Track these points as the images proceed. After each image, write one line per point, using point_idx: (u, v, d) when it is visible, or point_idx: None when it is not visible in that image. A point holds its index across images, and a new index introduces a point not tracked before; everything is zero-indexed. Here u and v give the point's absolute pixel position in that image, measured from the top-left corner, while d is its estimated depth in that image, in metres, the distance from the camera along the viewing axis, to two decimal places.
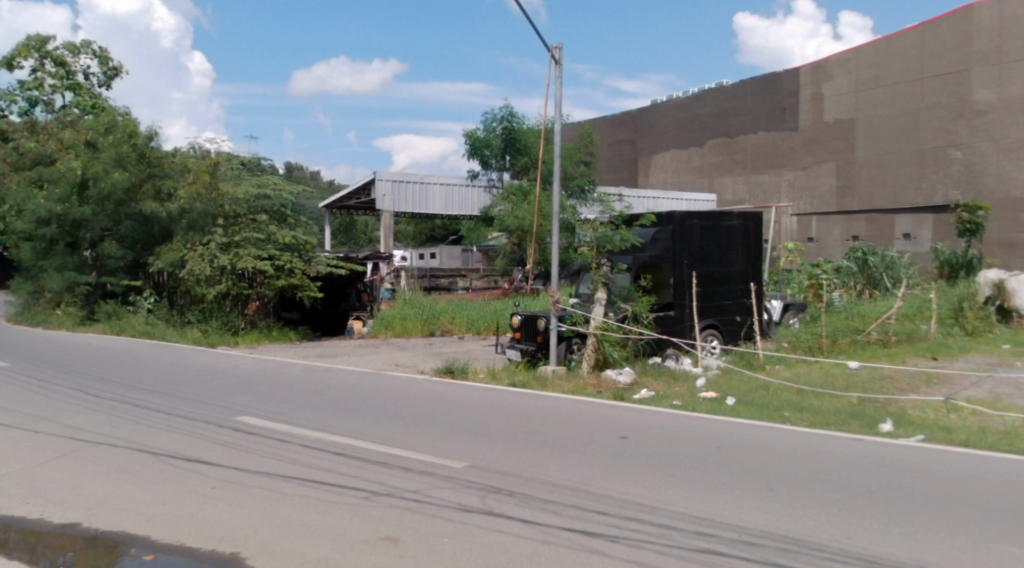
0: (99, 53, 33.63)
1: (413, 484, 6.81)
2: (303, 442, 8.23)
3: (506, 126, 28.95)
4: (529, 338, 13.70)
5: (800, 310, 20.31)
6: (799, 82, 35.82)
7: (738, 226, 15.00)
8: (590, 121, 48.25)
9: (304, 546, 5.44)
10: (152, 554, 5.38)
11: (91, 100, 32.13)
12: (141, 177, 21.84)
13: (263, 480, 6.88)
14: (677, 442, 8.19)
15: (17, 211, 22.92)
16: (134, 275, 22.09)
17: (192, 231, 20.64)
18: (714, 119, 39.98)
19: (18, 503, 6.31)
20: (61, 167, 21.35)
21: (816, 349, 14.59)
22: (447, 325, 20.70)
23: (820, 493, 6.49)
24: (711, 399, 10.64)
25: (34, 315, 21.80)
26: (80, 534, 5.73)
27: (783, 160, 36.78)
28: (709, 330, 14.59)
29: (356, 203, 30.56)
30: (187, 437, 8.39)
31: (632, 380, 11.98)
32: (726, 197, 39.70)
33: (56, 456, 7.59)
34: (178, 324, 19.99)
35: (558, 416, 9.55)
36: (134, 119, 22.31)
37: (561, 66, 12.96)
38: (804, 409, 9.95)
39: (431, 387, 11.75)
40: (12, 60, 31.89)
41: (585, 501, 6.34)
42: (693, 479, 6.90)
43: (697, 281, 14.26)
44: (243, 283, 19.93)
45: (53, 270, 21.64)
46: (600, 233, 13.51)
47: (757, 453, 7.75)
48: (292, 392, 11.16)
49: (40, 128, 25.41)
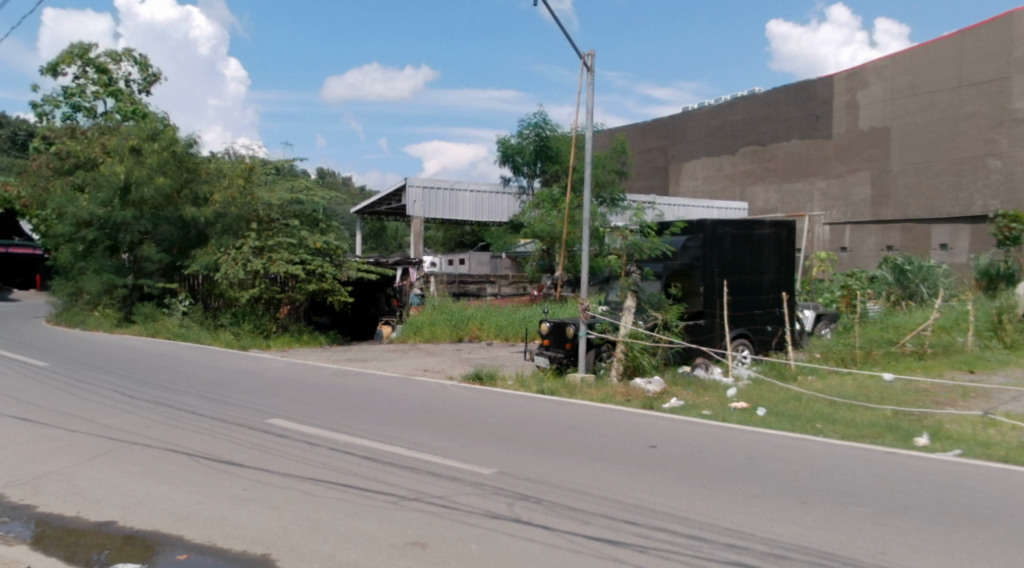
0: (140, 60, 34.31)
1: (442, 489, 6.82)
2: (332, 445, 8.31)
3: (539, 133, 29.05)
4: (557, 345, 13.70)
5: (832, 320, 19.89)
6: (833, 90, 35.45)
7: (770, 235, 14.86)
8: (621, 128, 48.21)
9: (333, 550, 5.49)
10: (186, 554, 5.45)
11: (132, 105, 32.79)
12: (180, 182, 22.29)
13: (294, 483, 6.96)
14: (706, 452, 8.14)
15: (58, 214, 23.43)
16: (170, 277, 22.41)
17: (226, 235, 20.91)
18: (746, 127, 39.67)
19: (57, 501, 6.44)
20: (104, 172, 21.86)
21: (849, 360, 14.45)
22: (476, 330, 20.79)
23: (854, 507, 6.40)
24: (742, 410, 10.53)
25: (73, 316, 22.38)
26: (116, 532, 5.82)
27: (816, 169, 36.40)
28: (740, 340, 14.47)
29: (387, 208, 30.79)
30: (220, 439, 8.51)
31: (662, 389, 11.89)
32: (757, 205, 39.39)
33: (94, 455, 7.73)
34: (212, 327, 20.27)
35: (587, 424, 9.54)
36: (174, 126, 22.87)
37: (593, 73, 12.96)
38: (837, 421, 9.83)
39: (459, 393, 11.79)
40: (56, 67, 32.63)
41: (613, 511, 6.31)
42: (725, 491, 6.83)
43: (729, 289, 14.12)
44: (276, 288, 20.17)
45: (92, 272, 22.08)
46: (630, 241, 13.55)
47: (787, 465, 7.68)
48: (321, 395, 11.26)
49: (81, 133, 25.97)
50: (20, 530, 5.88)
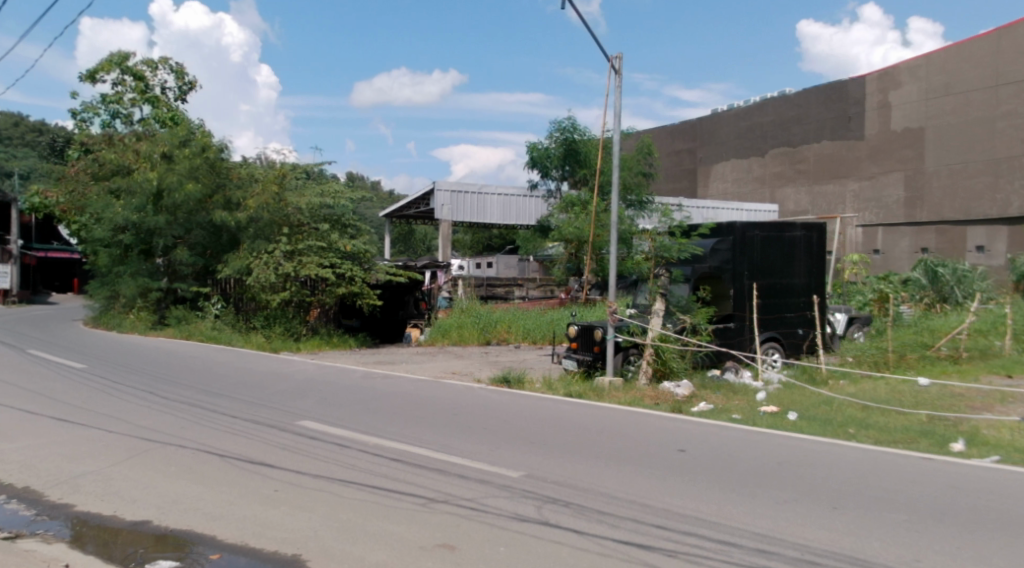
0: (176, 68, 34.85)
1: (470, 492, 6.86)
2: (362, 447, 8.39)
3: (568, 136, 29.00)
4: (585, 348, 13.69)
5: (865, 323, 19.63)
6: (865, 91, 35.00)
7: (801, 237, 14.73)
8: (649, 131, 48.04)
9: (363, 551, 5.53)
10: (218, 553, 5.53)
11: (168, 112, 33.33)
12: (212, 187, 22.63)
13: (325, 484, 7.04)
14: (735, 457, 8.07)
15: (96, 219, 23.94)
16: (203, 281, 22.76)
17: (258, 239, 21.13)
18: (777, 129, 39.30)
19: (94, 500, 6.58)
20: (137, 178, 22.27)
21: (882, 364, 14.30)
22: (504, 334, 20.80)
23: (887, 513, 6.32)
24: (773, 414, 10.44)
25: (110, 319, 22.77)
26: (152, 531, 5.92)
27: (848, 170, 35.96)
28: (770, 343, 14.34)
29: (416, 212, 30.94)
30: (252, 440, 8.61)
31: (690, 393, 11.82)
32: (787, 207, 38.98)
33: (129, 455, 7.87)
34: (244, 330, 20.49)
35: (616, 428, 9.51)
36: (207, 132, 23.24)
37: (620, 75, 12.94)
38: (871, 426, 9.69)
39: (488, 396, 11.83)
40: (95, 74, 33.25)
41: (642, 515, 6.29)
42: (755, 495, 6.79)
43: (758, 292, 14.05)
44: (306, 291, 20.35)
45: (127, 276, 22.47)
46: (659, 243, 13.26)
47: (819, 470, 7.59)
48: (351, 398, 11.36)
49: (118, 140, 26.41)
50: (59, 528, 6.01)
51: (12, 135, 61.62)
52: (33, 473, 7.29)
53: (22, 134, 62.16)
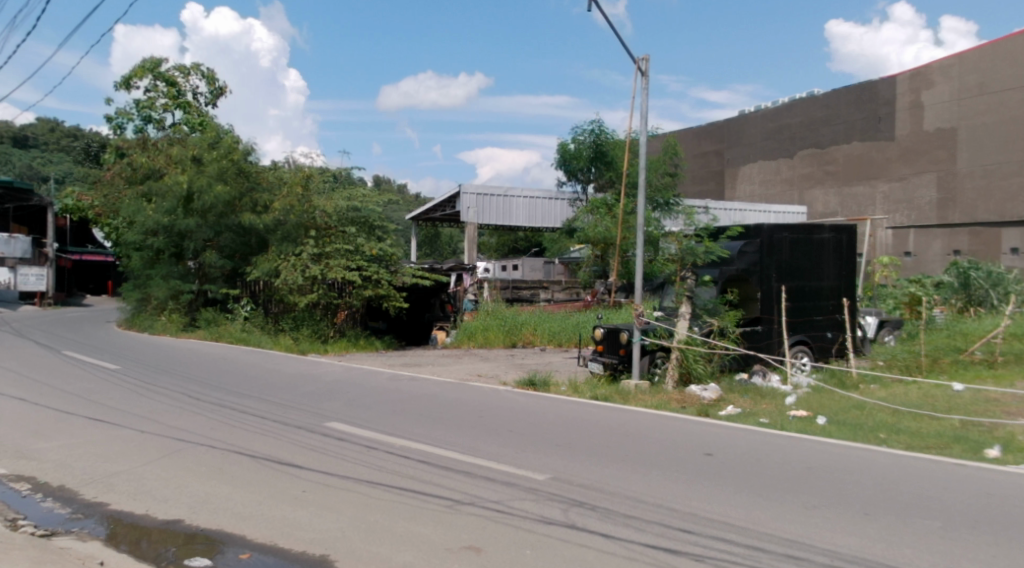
0: (207, 74, 35.33)
1: (496, 494, 6.87)
2: (388, 448, 8.44)
3: (595, 138, 28.95)
4: (611, 351, 13.62)
5: (896, 326, 19.37)
6: (896, 91, 34.53)
7: (830, 239, 14.54)
8: (675, 133, 47.80)
9: (389, 552, 5.56)
10: (247, 553, 5.59)
11: (199, 117, 33.80)
12: (242, 191, 22.95)
13: (353, 484, 7.10)
14: (763, 462, 8.00)
15: (128, 222, 24.34)
16: (232, 283, 23.04)
17: (285, 242, 21.29)
18: (806, 130, 38.92)
19: (127, 499, 6.68)
20: (169, 182, 22.61)
21: (914, 368, 14.16)
22: (529, 336, 20.79)
23: (919, 519, 6.23)
24: (801, 418, 10.33)
25: (142, 321, 23.09)
26: (183, 530, 6.01)
27: (878, 172, 35.50)
28: (799, 347, 14.19)
29: (442, 215, 31.04)
30: (280, 441, 8.70)
31: (718, 396, 11.74)
32: (816, 209, 38.57)
33: (161, 455, 7.99)
34: (272, 332, 20.69)
35: (643, 431, 9.47)
36: (236, 136, 23.53)
37: (647, 77, 12.88)
38: (902, 431, 9.56)
39: (513, 399, 11.83)
40: (129, 80, 33.80)
41: (668, 519, 6.26)
42: (784, 501, 6.71)
43: (786, 295, 13.91)
44: (333, 293, 20.55)
45: (159, 278, 22.86)
46: (685, 246, 13.25)
47: (850, 475, 7.50)
48: (377, 400, 11.43)
49: (150, 144, 26.82)
50: (93, 526, 6.11)
51: (48, 140, 62.84)
52: (68, 472, 7.43)
53: (58, 140, 63.45)
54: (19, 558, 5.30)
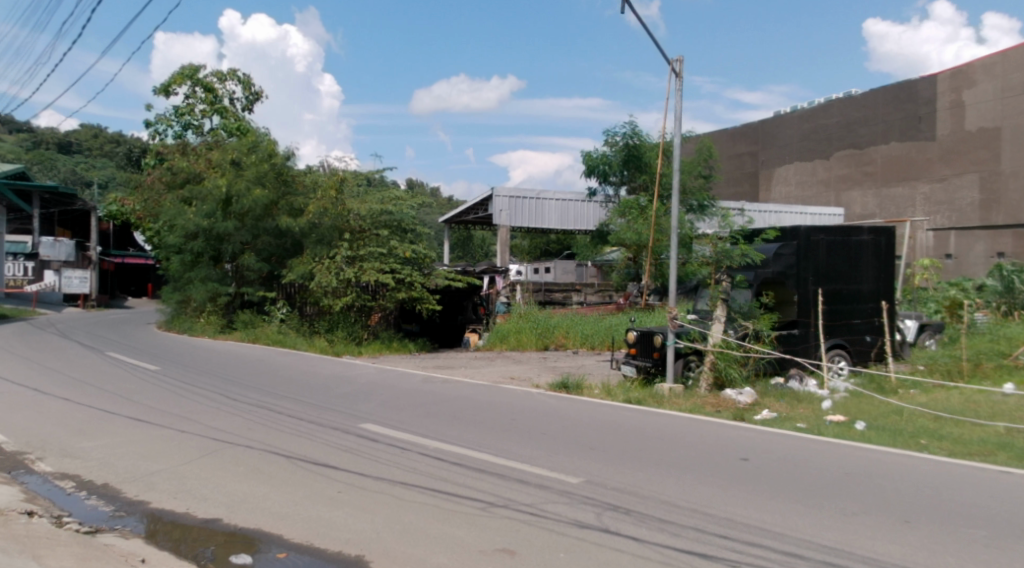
0: (243, 79, 35.84)
1: (530, 497, 6.87)
2: (422, 450, 8.49)
3: (627, 142, 28.61)
4: (645, 354, 13.53)
5: (937, 330, 18.98)
6: (936, 90, 33.90)
7: (869, 242, 14.30)
8: (709, 134, 47.45)
9: (424, 553, 5.59)
10: (284, 552, 5.66)
11: (236, 122, 34.32)
12: (279, 195, 23.26)
13: (387, 486, 7.14)
14: (800, 467, 7.89)
15: (168, 226, 24.80)
16: (269, 285, 23.36)
17: (320, 245, 21.48)
18: (843, 131, 38.38)
19: (167, 498, 6.79)
20: (208, 185, 23.04)
21: (955, 373, 13.91)
22: (561, 339, 20.80)
23: (964, 528, 6.10)
24: (839, 423, 10.19)
25: (181, 323, 23.49)
26: (221, 529, 6.11)
27: (918, 173, 34.88)
28: (836, 351, 14.04)
29: (475, 217, 31.17)
30: (316, 442, 8.79)
31: (753, 401, 11.63)
32: (854, 211, 37.98)
33: (201, 455, 8.13)
34: (308, 334, 20.95)
35: (677, 435, 9.42)
36: (274, 140, 23.85)
37: (681, 78, 12.79)
38: (944, 438, 9.37)
39: (547, 401, 11.82)
40: (168, 88, 34.44)
41: (704, 524, 6.20)
42: (821, 507, 6.62)
43: (823, 298, 13.71)
44: (367, 296, 20.71)
45: (198, 280, 23.25)
46: (720, 249, 13.06)
47: (891, 482, 7.36)
48: (411, 402, 11.51)
49: (188, 149, 27.31)
50: (134, 524, 6.23)
51: (91, 146, 64.36)
52: (110, 470, 7.58)
53: (101, 145, 64.88)
54: (65, 554, 5.41)
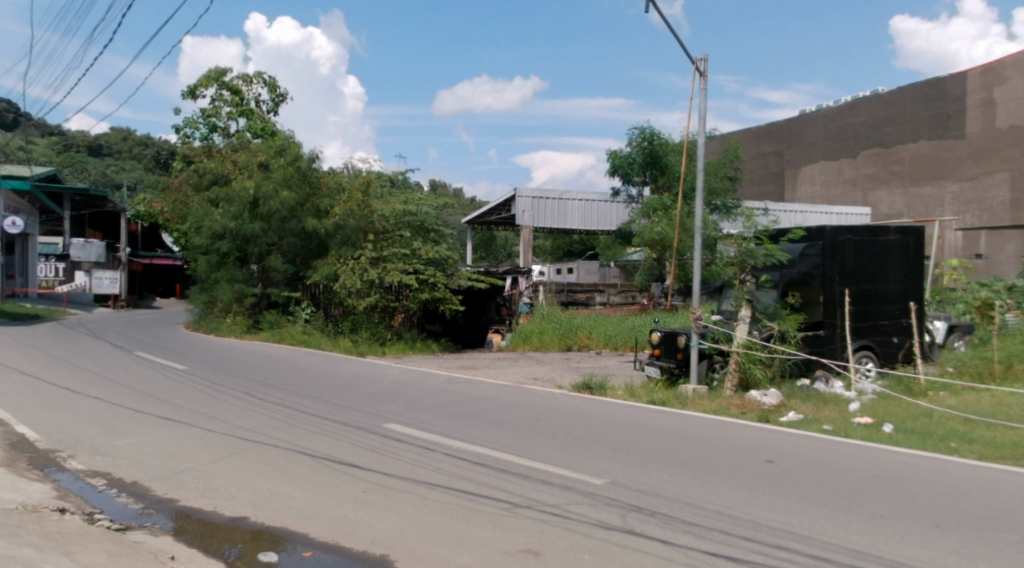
0: (269, 82, 36.18)
1: (554, 498, 6.86)
2: (447, 450, 8.51)
3: (651, 142, 28.54)
4: (668, 355, 13.44)
5: (967, 331, 18.70)
6: (966, 87, 33.39)
7: (896, 241, 14.13)
8: (733, 134, 47.14)
9: (448, 553, 5.61)
10: (311, 551, 5.71)
11: (262, 124, 34.65)
12: (304, 196, 23.43)
13: (412, 486, 7.17)
14: (828, 469, 7.82)
15: (196, 227, 25.13)
16: (293, 286, 23.49)
17: (345, 246, 21.60)
18: (870, 130, 37.95)
19: (196, 496, 6.87)
20: (236, 188, 23.30)
21: (986, 375, 13.69)
22: (584, 340, 20.76)
23: (996, 533, 6.01)
24: (867, 425, 10.07)
25: (208, 323, 23.76)
26: (249, 527, 6.17)
27: (947, 172, 34.40)
28: (863, 352, 13.89)
29: (498, 218, 31.21)
30: (341, 442, 8.85)
31: (778, 402, 11.52)
32: (881, 210, 37.53)
33: (229, 454, 8.21)
34: (332, 334, 21.09)
35: (702, 436, 9.37)
36: (299, 143, 24.05)
37: (705, 77, 12.72)
38: (975, 441, 9.23)
39: (570, 402, 11.79)
40: (195, 90, 34.83)
41: (730, 526, 6.17)
42: (849, 510, 6.55)
43: (850, 299, 13.57)
44: (390, 296, 20.77)
45: (224, 281, 23.51)
46: (744, 249, 12.95)
47: (920, 485, 7.26)
48: (435, 402, 11.54)
49: (215, 151, 27.61)
50: (164, 522, 6.31)
51: (120, 150, 65.32)
52: (140, 469, 7.67)
53: (129, 149, 65.81)
54: (97, 551, 5.49)
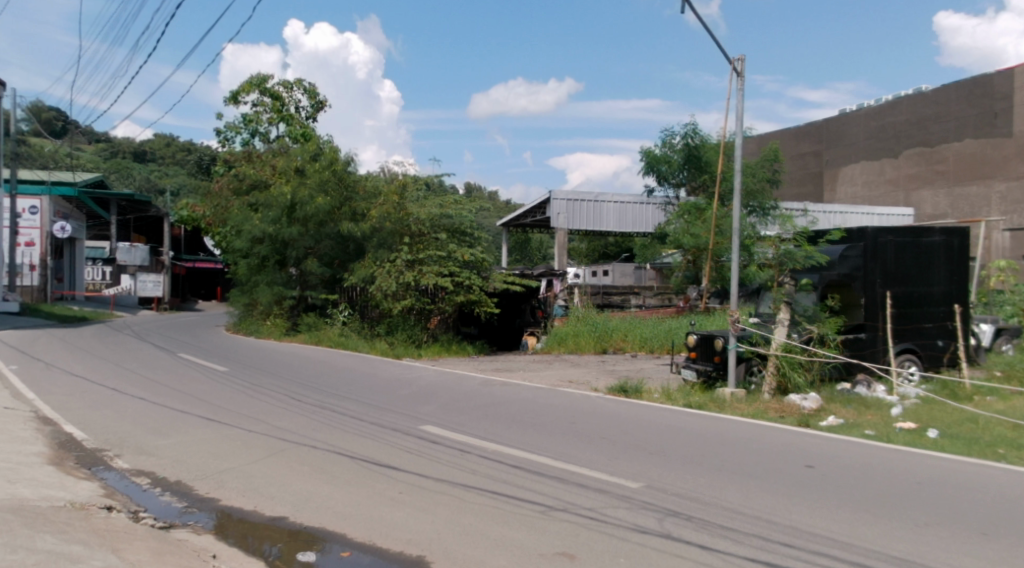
0: (309, 88, 36.62)
1: (590, 501, 6.84)
2: (482, 452, 8.53)
3: (688, 142, 28.37)
4: (705, 358, 13.31)
5: (1014, 334, 18.26)
6: (1013, 84, 32.50)
7: (940, 243, 13.86)
8: (770, 134, 46.64)
9: (484, 555, 5.63)
10: (348, 551, 5.77)
11: (301, 129, 35.13)
12: (341, 200, 23.60)
13: (448, 488, 7.20)
14: (869, 475, 7.69)
15: (236, 231, 25.60)
16: (332, 289, 23.76)
17: (382, 248, 21.76)
18: (913, 129, 37.21)
19: (237, 495, 6.99)
20: (274, 193, 23.71)
21: None
22: (620, 342, 20.66)
23: None
24: (910, 431, 9.88)
25: (249, 326, 24.37)
26: (287, 527, 6.25)
27: (994, 171, 33.66)
28: (906, 356, 13.62)
29: (533, 221, 31.29)
30: (378, 443, 8.93)
31: (818, 406, 11.35)
32: (924, 211, 36.77)
33: (268, 454, 8.33)
34: (369, 336, 21.34)
35: (740, 440, 9.26)
36: (336, 147, 24.34)
37: (742, 77, 12.60)
38: (1022, 447, 9.01)
39: (606, 405, 11.77)
40: (237, 96, 35.37)
41: (768, 532, 6.09)
42: (892, 516, 6.43)
43: (892, 301, 13.33)
44: (426, 299, 20.87)
45: (264, 284, 24.00)
46: (783, 251, 12.77)
47: (965, 492, 7.10)
48: (471, 404, 11.58)
49: (255, 157, 28.08)
50: (206, 521, 6.42)
51: (164, 155, 66.74)
52: (182, 468, 7.82)
53: (173, 154, 67.16)
54: (142, 548, 5.60)
